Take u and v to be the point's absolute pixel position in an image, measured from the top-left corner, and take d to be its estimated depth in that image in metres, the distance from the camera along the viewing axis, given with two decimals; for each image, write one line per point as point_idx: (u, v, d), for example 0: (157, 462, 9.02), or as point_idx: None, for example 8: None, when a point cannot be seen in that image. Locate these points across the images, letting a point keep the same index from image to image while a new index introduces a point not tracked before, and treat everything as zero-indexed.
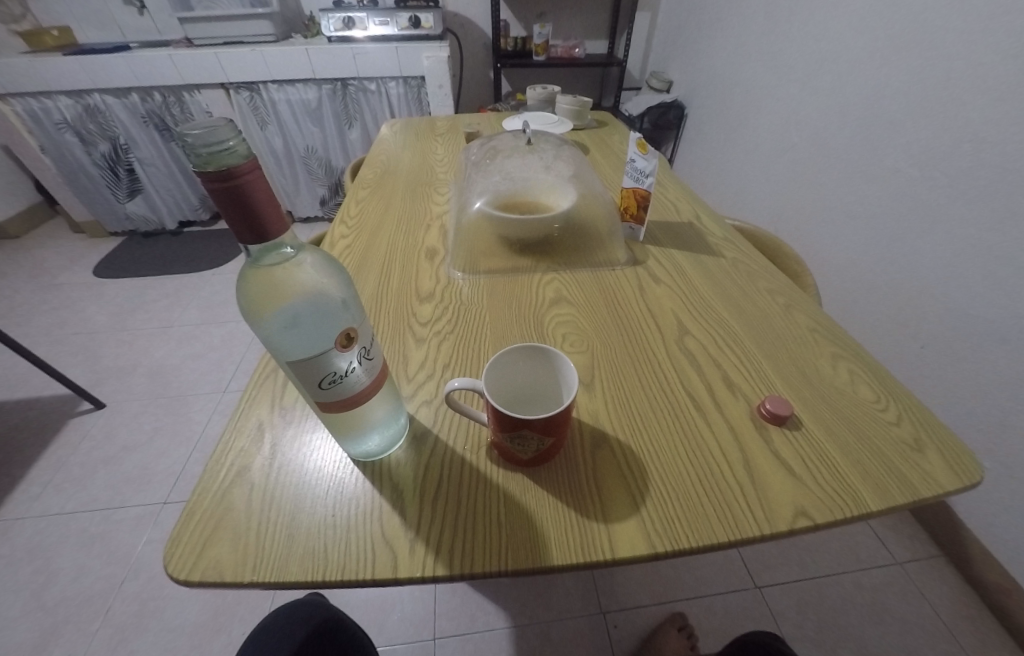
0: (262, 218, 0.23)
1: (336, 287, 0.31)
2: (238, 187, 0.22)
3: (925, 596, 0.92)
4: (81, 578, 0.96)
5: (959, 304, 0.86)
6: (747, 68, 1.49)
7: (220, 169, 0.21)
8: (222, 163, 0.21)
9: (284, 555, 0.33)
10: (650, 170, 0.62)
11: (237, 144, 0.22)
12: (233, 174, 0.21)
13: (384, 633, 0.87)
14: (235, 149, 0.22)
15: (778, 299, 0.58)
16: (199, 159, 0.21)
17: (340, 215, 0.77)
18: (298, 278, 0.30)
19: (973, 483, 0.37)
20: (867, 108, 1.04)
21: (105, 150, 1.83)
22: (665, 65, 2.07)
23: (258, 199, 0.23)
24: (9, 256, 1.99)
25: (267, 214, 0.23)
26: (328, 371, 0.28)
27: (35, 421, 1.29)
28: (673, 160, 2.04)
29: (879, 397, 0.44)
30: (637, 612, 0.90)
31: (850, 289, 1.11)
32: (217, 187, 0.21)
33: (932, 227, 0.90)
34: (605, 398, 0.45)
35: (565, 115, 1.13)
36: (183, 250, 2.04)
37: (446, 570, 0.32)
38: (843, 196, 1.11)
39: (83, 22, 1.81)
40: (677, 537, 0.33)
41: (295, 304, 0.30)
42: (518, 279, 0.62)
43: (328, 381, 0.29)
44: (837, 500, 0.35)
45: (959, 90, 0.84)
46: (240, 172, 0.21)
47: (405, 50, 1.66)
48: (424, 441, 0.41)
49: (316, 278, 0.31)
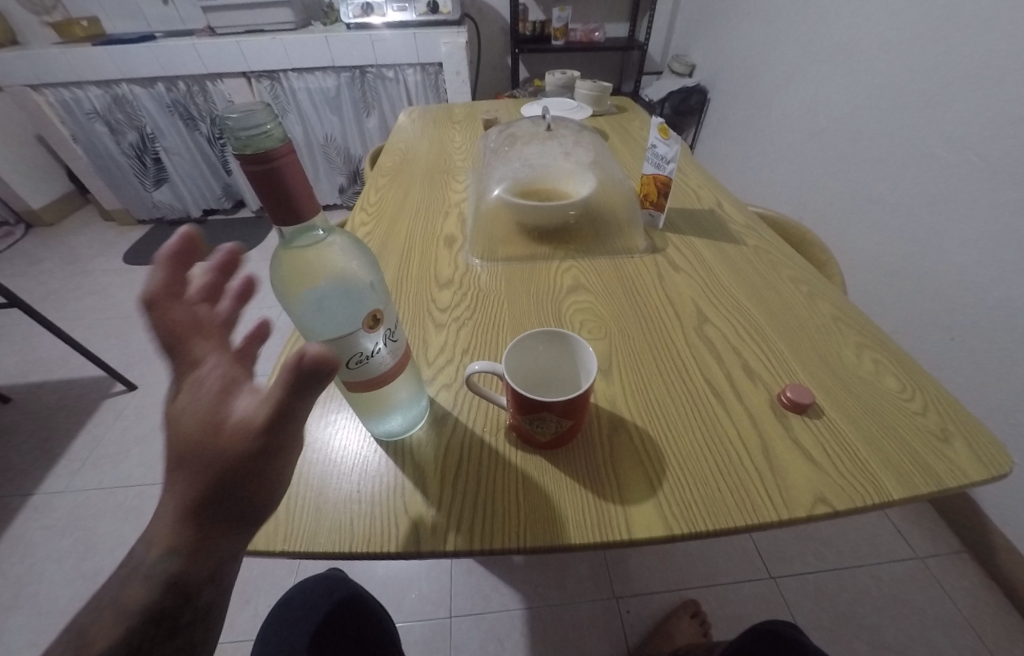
0: (294, 199, 0.24)
1: (363, 270, 0.32)
2: (274, 169, 0.22)
3: (946, 591, 0.91)
4: (118, 549, 1.02)
5: (994, 297, 0.82)
6: (774, 50, 1.43)
7: (258, 152, 0.22)
8: (260, 146, 0.22)
9: (313, 528, 0.34)
10: (672, 156, 0.62)
11: (274, 127, 0.22)
12: (269, 157, 0.22)
13: (402, 609, 0.91)
14: (272, 132, 0.22)
15: (801, 287, 0.57)
16: (238, 142, 0.21)
17: (360, 202, 0.78)
18: (328, 259, 0.31)
19: (1001, 475, 0.36)
20: (900, 89, 0.99)
21: (133, 140, 1.88)
22: (687, 47, 2.01)
23: (292, 182, 0.23)
24: (45, 243, 2.08)
25: (299, 195, 0.24)
26: (355, 351, 0.29)
27: (72, 400, 1.36)
28: (694, 147, 2.00)
29: (905, 386, 0.44)
30: (649, 597, 0.91)
31: (877, 281, 1.08)
32: (254, 169, 0.22)
33: (967, 213, 0.86)
34: (623, 384, 0.45)
35: (585, 101, 1.11)
36: (207, 237, 2.09)
37: (468, 545, 0.33)
38: (873, 182, 1.07)
39: (110, 13, 1.85)
40: (693, 519, 0.34)
41: (323, 285, 0.31)
42: (536, 265, 0.62)
43: (354, 361, 0.30)
44: (857, 488, 0.35)
45: (997, 68, 0.80)
46: (276, 155, 0.22)
47: (423, 36, 1.65)
48: (446, 422, 0.42)
49: (345, 260, 0.31)
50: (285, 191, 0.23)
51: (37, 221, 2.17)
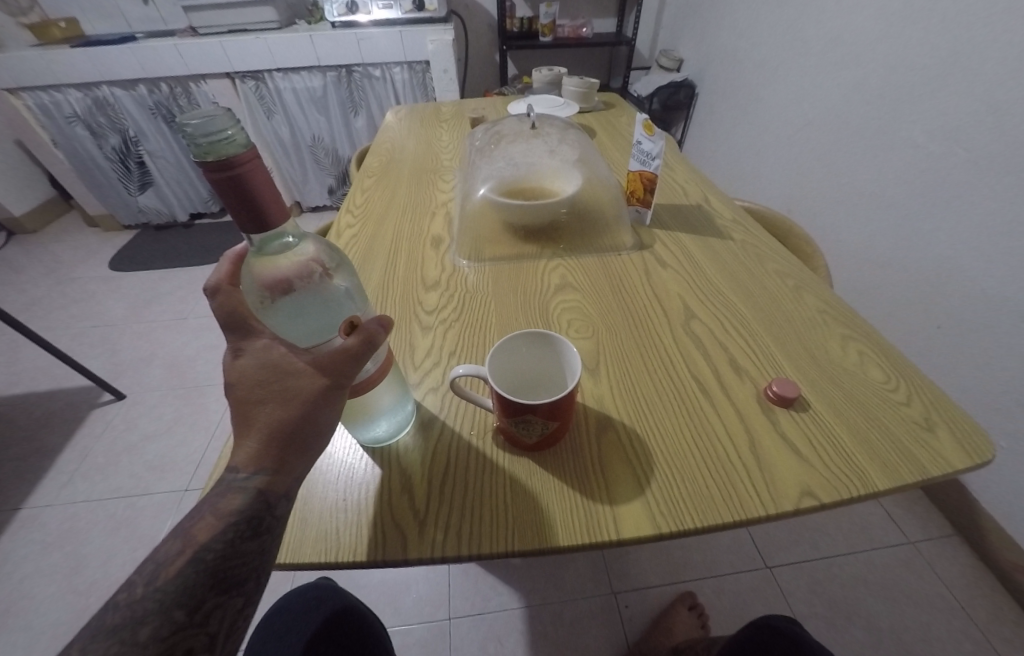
0: (261, 205, 0.24)
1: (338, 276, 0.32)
2: (239, 176, 0.22)
3: (938, 576, 0.92)
4: (110, 561, 1.01)
5: (980, 287, 0.83)
6: (760, 43, 1.43)
7: (219, 159, 0.21)
8: (223, 152, 0.21)
9: (299, 538, 0.34)
10: (657, 152, 0.61)
11: (236, 132, 0.22)
12: (233, 163, 0.21)
13: (400, 613, 0.90)
14: (235, 138, 0.22)
15: (788, 280, 0.57)
16: (200, 149, 0.21)
17: (346, 204, 0.77)
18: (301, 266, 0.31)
19: (985, 462, 0.36)
20: (884, 80, 1.00)
21: (116, 143, 1.84)
22: (675, 42, 2.01)
23: (258, 188, 0.23)
24: (28, 251, 2.04)
25: (266, 202, 0.24)
26: None
27: (60, 411, 1.34)
28: (684, 142, 2.00)
29: (889, 377, 0.44)
30: (646, 593, 0.91)
31: (865, 272, 1.08)
32: (218, 177, 0.21)
33: (951, 204, 0.86)
34: (610, 383, 0.45)
35: (572, 97, 1.11)
36: (194, 241, 2.06)
37: (455, 550, 0.33)
38: (859, 174, 1.08)
39: (89, 14, 1.82)
40: (681, 518, 0.34)
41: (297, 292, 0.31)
42: (523, 265, 0.61)
43: None
44: (844, 480, 0.35)
45: (979, 59, 0.80)
46: (240, 161, 0.22)
47: (410, 34, 1.64)
48: (432, 427, 0.41)
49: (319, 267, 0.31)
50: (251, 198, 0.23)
51: (20, 229, 2.13)
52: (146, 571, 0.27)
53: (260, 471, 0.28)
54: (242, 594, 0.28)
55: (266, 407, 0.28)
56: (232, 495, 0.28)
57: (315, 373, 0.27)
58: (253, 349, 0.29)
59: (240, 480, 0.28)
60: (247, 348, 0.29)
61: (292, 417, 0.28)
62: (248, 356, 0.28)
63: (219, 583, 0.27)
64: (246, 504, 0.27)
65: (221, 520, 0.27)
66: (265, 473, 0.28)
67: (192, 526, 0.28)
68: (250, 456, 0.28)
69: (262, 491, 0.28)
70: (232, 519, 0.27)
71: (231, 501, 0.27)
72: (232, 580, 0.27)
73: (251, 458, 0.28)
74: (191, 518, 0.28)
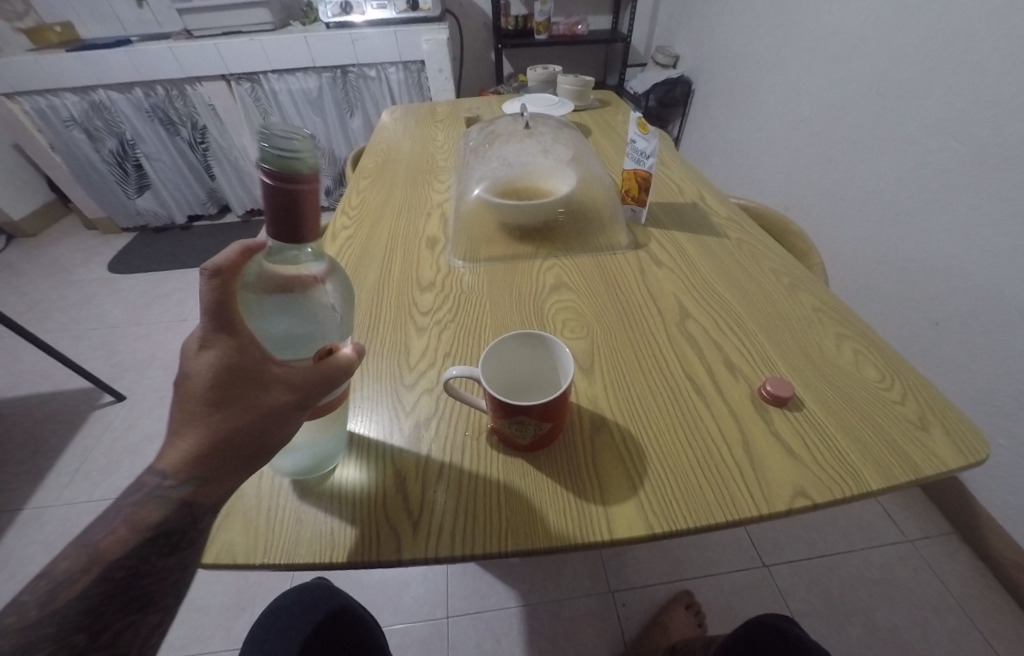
0: (302, 221, 0.24)
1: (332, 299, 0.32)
2: (294, 190, 0.22)
3: (934, 570, 0.92)
4: None
5: (976, 281, 0.83)
6: (756, 39, 1.42)
7: (285, 170, 0.22)
8: (290, 167, 0.22)
9: (294, 538, 0.34)
10: (651, 151, 0.61)
11: (309, 154, 0.23)
12: (294, 179, 0.22)
13: (399, 612, 0.91)
14: (306, 158, 0.22)
15: (783, 278, 0.57)
16: (269, 154, 0.21)
17: (341, 205, 0.77)
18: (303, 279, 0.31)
19: (979, 461, 0.37)
20: (881, 75, 0.99)
21: (113, 147, 1.85)
22: (670, 39, 2.00)
23: (307, 205, 0.23)
24: (27, 255, 2.05)
25: (309, 220, 0.24)
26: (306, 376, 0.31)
27: (60, 414, 1.34)
28: (680, 139, 1.99)
29: (884, 376, 0.44)
30: (645, 590, 0.92)
31: (861, 268, 1.08)
32: (274, 185, 0.22)
33: (949, 199, 0.86)
34: (604, 383, 0.45)
35: (567, 96, 1.10)
36: (192, 243, 2.06)
37: (449, 550, 0.33)
38: (856, 170, 1.07)
39: (84, 17, 1.81)
40: (674, 518, 0.34)
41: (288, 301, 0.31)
42: (518, 265, 0.61)
43: None
44: (836, 479, 0.35)
45: (976, 54, 0.80)
46: (302, 180, 0.22)
47: (405, 34, 1.63)
48: (428, 427, 0.42)
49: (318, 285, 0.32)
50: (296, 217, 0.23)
51: (18, 233, 2.13)
52: (40, 591, 0.24)
53: (190, 483, 0.26)
54: (159, 610, 0.27)
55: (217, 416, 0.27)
56: (148, 507, 0.26)
57: (286, 392, 0.28)
58: (219, 345, 0.27)
59: (163, 490, 0.26)
60: (210, 342, 0.27)
61: (246, 435, 0.27)
62: (212, 353, 0.27)
63: (132, 597, 0.26)
64: (165, 517, 0.26)
65: (133, 533, 0.26)
66: (194, 484, 0.27)
67: (93, 541, 0.26)
68: (186, 462, 0.26)
69: (190, 504, 0.27)
70: (146, 532, 0.26)
71: (147, 513, 0.26)
72: (146, 597, 0.27)
73: (185, 465, 0.26)
74: (89, 533, 0.26)
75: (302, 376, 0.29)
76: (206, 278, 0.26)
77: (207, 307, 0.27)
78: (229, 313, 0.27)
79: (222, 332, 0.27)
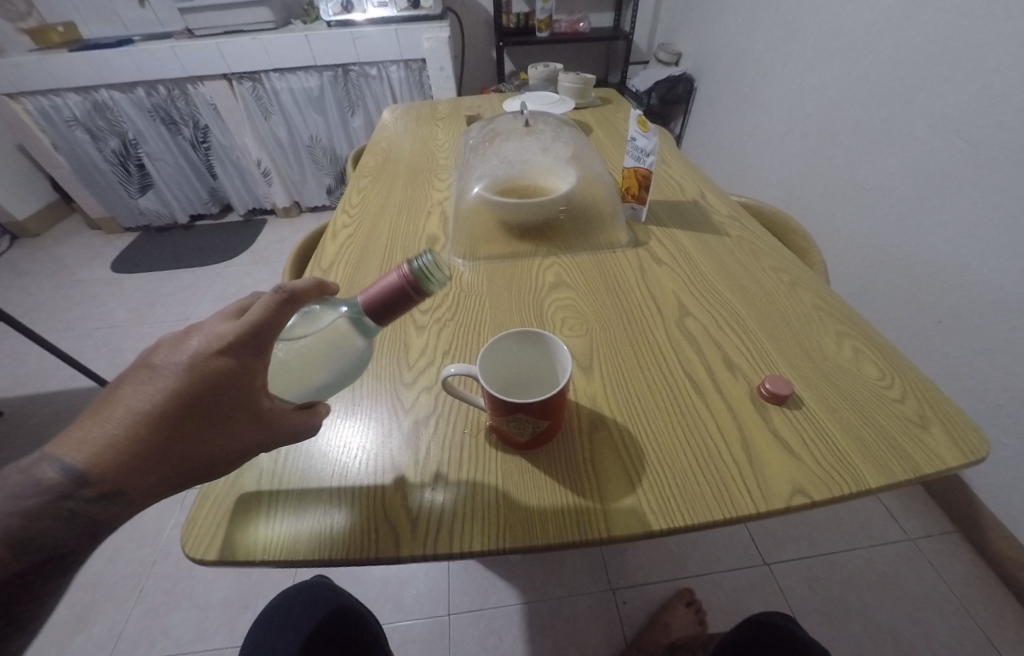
0: (387, 310, 0.30)
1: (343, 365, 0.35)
2: (406, 292, 0.30)
3: (936, 569, 0.92)
4: (115, 560, 1.02)
5: (978, 279, 0.82)
6: (759, 36, 1.42)
7: (417, 281, 0.29)
8: (425, 283, 0.30)
9: (294, 534, 0.34)
10: (651, 148, 0.61)
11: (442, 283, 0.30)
12: (417, 289, 0.30)
13: (401, 609, 0.91)
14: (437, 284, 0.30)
15: (783, 276, 0.57)
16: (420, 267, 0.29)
17: (342, 204, 0.77)
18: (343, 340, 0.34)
19: (979, 459, 0.36)
20: (884, 72, 0.98)
21: (116, 146, 1.85)
22: (672, 36, 1.99)
23: (401, 305, 0.30)
24: (32, 254, 2.06)
25: (389, 313, 0.30)
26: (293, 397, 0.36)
27: (64, 412, 1.35)
28: (682, 136, 1.99)
29: (884, 374, 0.44)
30: (646, 588, 0.92)
31: (862, 266, 1.08)
32: (400, 281, 0.29)
33: (951, 196, 0.85)
34: (603, 381, 0.45)
35: (568, 94, 1.10)
36: (194, 242, 2.07)
37: (448, 547, 0.33)
38: (858, 168, 1.07)
39: (87, 18, 1.82)
40: (672, 516, 0.34)
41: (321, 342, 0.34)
42: (517, 263, 0.61)
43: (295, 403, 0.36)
44: (834, 477, 0.35)
45: (980, 50, 0.79)
46: (418, 292, 0.30)
47: (406, 32, 1.63)
48: (427, 426, 0.42)
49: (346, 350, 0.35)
50: (387, 313, 0.30)
51: (23, 232, 2.15)
52: None
53: (109, 498, 0.26)
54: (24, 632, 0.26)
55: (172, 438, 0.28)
56: (49, 520, 0.26)
57: (256, 434, 0.30)
58: (228, 363, 0.30)
59: (80, 504, 0.26)
60: (223, 354, 0.30)
61: (200, 464, 0.29)
62: (215, 365, 0.30)
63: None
64: (70, 535, 0.26)
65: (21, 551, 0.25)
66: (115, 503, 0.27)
67: None
68: (118, 468, 0.26)
69: (101, 524, 0.27)
70: (33, 549, 0.26)
71: (49, 527, 0.26)
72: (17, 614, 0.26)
73: (116, 472, 0.26)
74: None
75: (280, 422, 0.32)
76: (279, 300, 0.32)
77: (251, 326, 0.31)
78: (264, 340, 0.31)
79: (243, 351, 0.31)
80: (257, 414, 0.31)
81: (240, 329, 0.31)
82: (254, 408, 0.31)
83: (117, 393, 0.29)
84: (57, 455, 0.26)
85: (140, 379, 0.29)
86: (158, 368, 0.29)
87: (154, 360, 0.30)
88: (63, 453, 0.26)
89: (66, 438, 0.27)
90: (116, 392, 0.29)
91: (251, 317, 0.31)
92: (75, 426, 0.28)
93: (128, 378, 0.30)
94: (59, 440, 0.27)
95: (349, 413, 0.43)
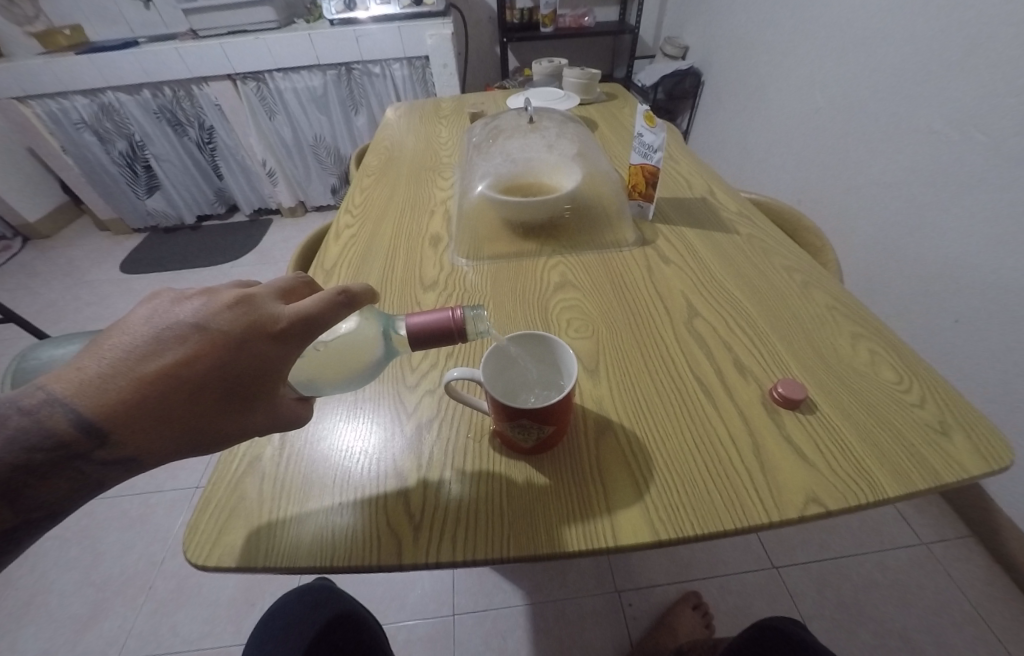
0: (428, 337, 0.31)
1: (363, 371, 0.38)
2: (449, 331, 0.31)
3: (951, 575, 0.90)
4: (125, 557, 1.03)
5: (998, 275, 0.80)
6: (769, 29, 1.38)
7: (469, 326, 0.32)
8: (477, 329, 0.33)
9: (297, 542, 0.33)
10: (659, 144, 0.60)
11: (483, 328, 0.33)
12: (464, 334, 0.32)
13: (407, 608, 0.91)
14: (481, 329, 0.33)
15: (796, 276, 0.55)
16: (474, 317, 0.32)
17: (345, 204, 0.77)
18: (372, 352, 0.37)
19: (1002, 468, 0.35)
20: (899, 62, 0.96)
21: (122, 148, 1.87)
22: (679, 29, 1.96)
23: (441, 340, 0.31)
24: (43, 255, 2.09)
25: (426, 339, 0.31)
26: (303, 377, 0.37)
27: None
28: (688, 131, 1.96)
29: (902, 378, 0.42)
30: (652, 590, 0.91)
31: (877, 264, 1.05)
32: (450, 321, 0.31)
33: (970, 191, 0.83)
34: (610, 384, 0.44)
35: (573, 89, 1.08)
36: (201, 242, 2.09)
37: (452, 556, 0.32)
38: (872, 162, 1.04)
39: (93, 20, 1.83)
40: (681, 525, 0.32)
41: (350, 345, 0.36)
42: (523, 263, 0.60)
43: (303, 381, 0.37)
44: (851, 486, 0.34)
45: (1000, 38, 0.76)
46: (463, 336, 0.32)
47: (409, 30, 1.61)
48: (430, 430, 0.41)
49: (370, 357, 0.37)
50: (423, 347, 0.32)
51: (34, 234, 2.18)
52: None
53: (125, 462, 0.27)
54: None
55: (189, 411, 0.28)
56: (61, 476, 0.25)
57: (267, 422, 0.31)
58: (269, 347, 0.30)
59: (91, 465, 0.26)
60: (267, 336, 0.30)
61: (212, 442, 0.29)
62: (255, 346, 0.29)
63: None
64: (72, 494, 0.26)
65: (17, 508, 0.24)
66: (130, 465, 0.27)
67: None
68: (143, 436, 0.26)
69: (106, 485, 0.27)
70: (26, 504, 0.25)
71: (53, 485, 0.25)
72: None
73: (137, 439, 0.26)
74: None
75: (289, 414, 0.32)
76: (336, 300, 0.31)
77: (304, 319, 0.30)
78: (314, 334, 0.31)
79: (287, 340, 0.30)
80: (274, 404, 0.31)
81: (294, 318, 0.30)
82: (272, 396, 0.31)
83: (142, 341, 0.27)
84: (72, 402, 0.25)
85: (170, 333, 0.28)
86: (197, 329, 0.29)
87: (188, 316, 0.29)
88: (81, 402, 0.25)
89: (82, 381, 0.25)
90: (141, 339, 0.27)
91: (306, 308, 0.31)
92: (95, 367, 0.26)
93: (156, 326, 0.28)
94: (74, 381, 0.25)
95: (351, 416, 0.43)
